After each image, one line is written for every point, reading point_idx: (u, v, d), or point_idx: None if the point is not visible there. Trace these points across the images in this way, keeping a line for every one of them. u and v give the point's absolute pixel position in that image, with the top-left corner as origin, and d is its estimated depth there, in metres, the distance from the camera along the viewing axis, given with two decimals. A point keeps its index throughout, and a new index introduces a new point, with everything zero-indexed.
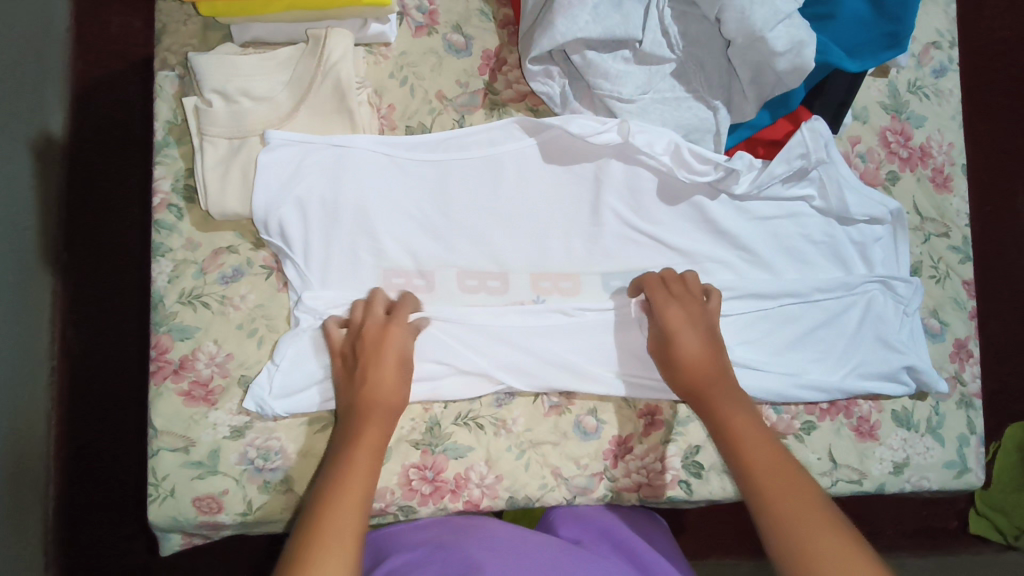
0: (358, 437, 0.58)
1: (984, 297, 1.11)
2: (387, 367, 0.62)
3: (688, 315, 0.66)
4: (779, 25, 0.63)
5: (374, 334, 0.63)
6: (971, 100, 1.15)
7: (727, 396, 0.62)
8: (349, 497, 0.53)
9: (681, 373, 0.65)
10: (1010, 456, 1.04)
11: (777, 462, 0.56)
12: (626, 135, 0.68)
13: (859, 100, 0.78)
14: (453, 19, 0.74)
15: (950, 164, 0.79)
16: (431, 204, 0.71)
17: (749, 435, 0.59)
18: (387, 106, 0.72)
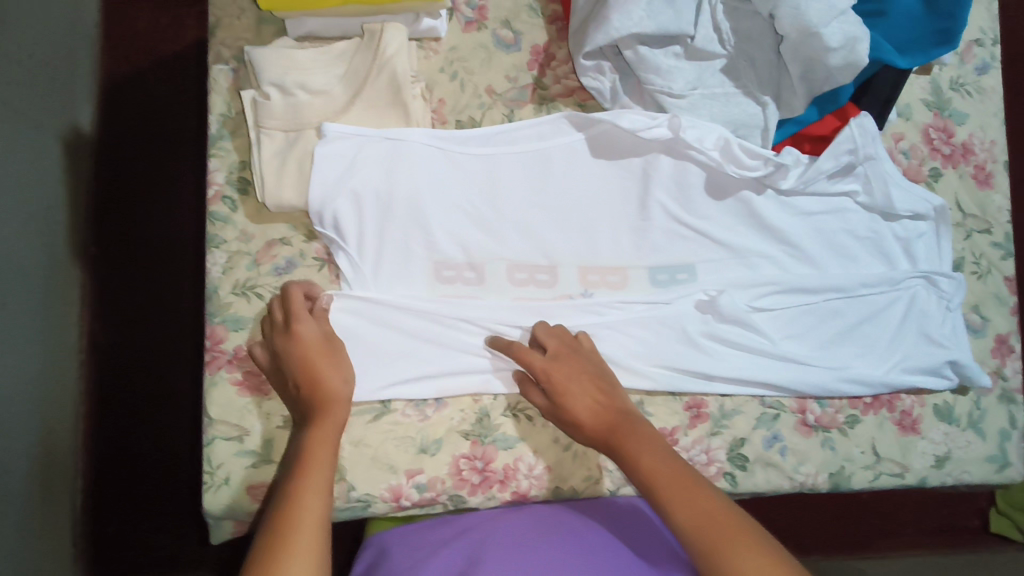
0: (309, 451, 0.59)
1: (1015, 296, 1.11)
2: (310, 363, 0.63)
3: (563, 370, 0.67)
4: (832, 21, 0.63)
5: (286, 342, 0.64)
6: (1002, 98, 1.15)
7: (632, 438, 0.63)
8: (284, 516, 0.52)
9: (586, 434, 0.66)
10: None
11: (684, 489, 0.56)
12: (676, 130, 0.69)
13: (903, 97, 0.78)
14: (502, 15, 0.75)
15: (993, 161, 0.79)
16: (481, 197, 0.71)
17: (656, 467, 0.59)
18: (438, 101, 0.73)
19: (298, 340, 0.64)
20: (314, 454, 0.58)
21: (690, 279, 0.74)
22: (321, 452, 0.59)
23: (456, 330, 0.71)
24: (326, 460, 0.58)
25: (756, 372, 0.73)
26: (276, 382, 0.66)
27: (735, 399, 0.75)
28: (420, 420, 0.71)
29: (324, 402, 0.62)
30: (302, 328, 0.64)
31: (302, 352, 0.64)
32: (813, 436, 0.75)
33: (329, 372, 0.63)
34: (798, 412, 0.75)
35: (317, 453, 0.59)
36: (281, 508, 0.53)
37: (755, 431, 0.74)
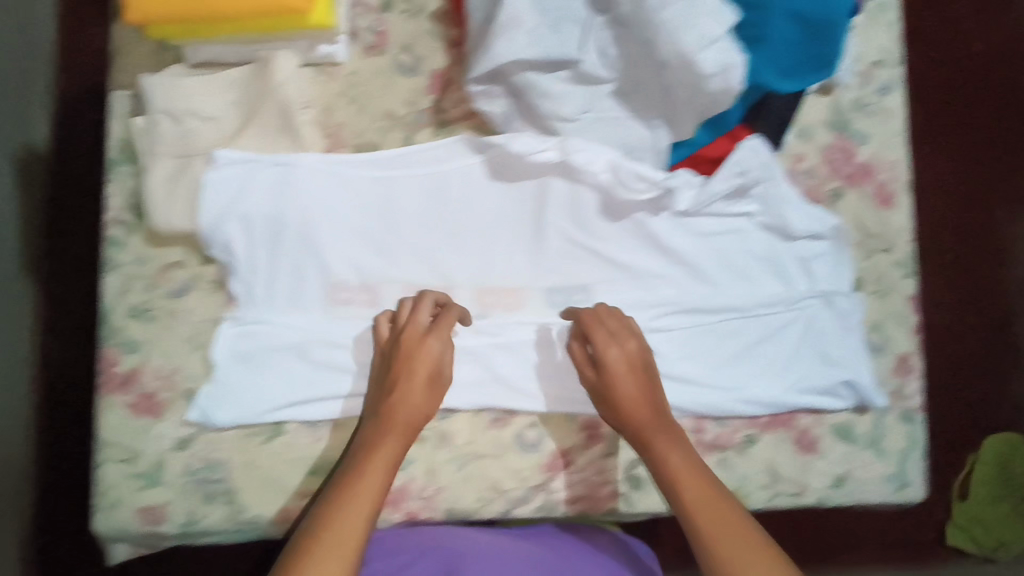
0: (371, 454, 0.61)
1: (945, 293, 1.21)
2: (411, 380, 0.65)
3: (627, 361, 0.67)
4: (708, 47, 0.62)
5: (406, 350, 0.66)
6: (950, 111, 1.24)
7: (663, 437, 0.64)
8: (348, 518, 0.56)
9: (615, 415, 0.67)
10: (987, 466, 1.16)
11: (713, 501, 0.59)
12: (564, 153, 0.70)
13: (803, 118, 0.79)
14: (403, 39, 0.75)
15: (895, 181, 0.79)
16: (377, 221, 0.72)
17: (688, 478, 0.61)
18: (336, 125, 0.73)
19: (421, 359, 0.66)
20: (371, 458, 0.61)
21: (586, 300, 0.75)
22: (379, 456, 0.61)
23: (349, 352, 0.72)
24: (383, 468, 0.61)
25: None
26: (376, 370, 0.68)
27: None
28: (312, 441, 0.72)
29: (398, 408, 0.64)
30: (428, 347, 0.67)
31: (419, 370, 0.66)
32: (710, 456, 0.76)
33: (417, 388, 0.65)
34: (695, 432, 0.76)
35: (374, 460, 0.61)
36: (334, 524, 0.56)
37: None
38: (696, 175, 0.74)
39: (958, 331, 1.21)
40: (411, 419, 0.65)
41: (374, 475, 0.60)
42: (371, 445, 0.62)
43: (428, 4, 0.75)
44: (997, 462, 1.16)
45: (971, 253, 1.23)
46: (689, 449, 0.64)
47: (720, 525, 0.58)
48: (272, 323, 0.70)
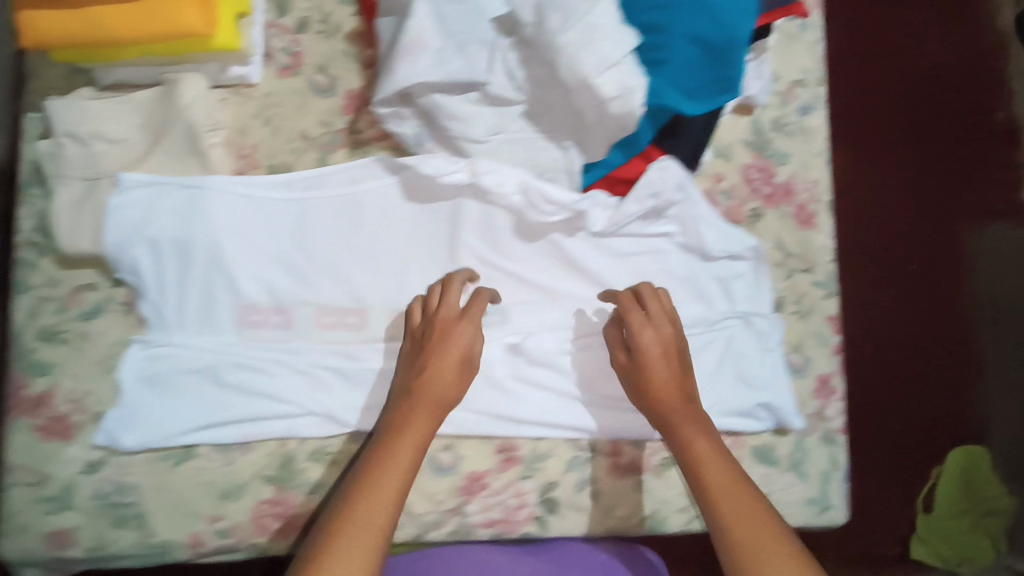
0: (405, 431, 0.63)
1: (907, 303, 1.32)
2: (445, 362, 0.67)
3: (660, 344, 0.69)
4: (607, 71, 0.62)
5: (442, 332, 0.68)
6: (892, 138, 1.38)
7: (689, 421, 0.66)
8: (376, 493, 0.58)
9: (645, 396, 0.69)
10: (953, 484, 1.15)
11: (730, 478, 0.61)
12: (474, 175, 0.70)
13: (723, 137, 0.79)
14: (318, 60, 0.75)
15: (815, 202, 0.79)
16: (289, 242, 0.72)
17: (708, 457, 0.63)
18: (250, 146, 0.74)
19: (455, 341, 0.68)
20: (404, 432, 0.63)
21: (502, 322, 0.74)
22: (412, 432, 0.63)
23: (261, 373, 0.71)
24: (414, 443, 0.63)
25: (563, 413, 0.74)
26: (407, 352, 0.70)
27: (549, 441, 0.75)
28: (224, 465, 0.71)
29: (428, 386, 0.66)
30: (461, 329, 0.69)
31: (453, 354, 0.68)
32: (626, 479, 0.76)
33: (449, 367, 0.67)
34: (611, 455, 0.76)
35: (406, 434, 0.63)
36: (365, 495, 0.57)
37: (566, 474, 0.75)
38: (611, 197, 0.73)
39: (862, 329, 1.30)
40: (443, 397, 0.66)
41: (404, 448, 0.62)
42: (405, 420, 0.64)
43: (344, 25, 0.76)
44: (962, 477, 1.16)
45: (928, 269, 1.35)
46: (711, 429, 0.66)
47: (737, 502, 0.59)
48: (182, 346, 0.70)
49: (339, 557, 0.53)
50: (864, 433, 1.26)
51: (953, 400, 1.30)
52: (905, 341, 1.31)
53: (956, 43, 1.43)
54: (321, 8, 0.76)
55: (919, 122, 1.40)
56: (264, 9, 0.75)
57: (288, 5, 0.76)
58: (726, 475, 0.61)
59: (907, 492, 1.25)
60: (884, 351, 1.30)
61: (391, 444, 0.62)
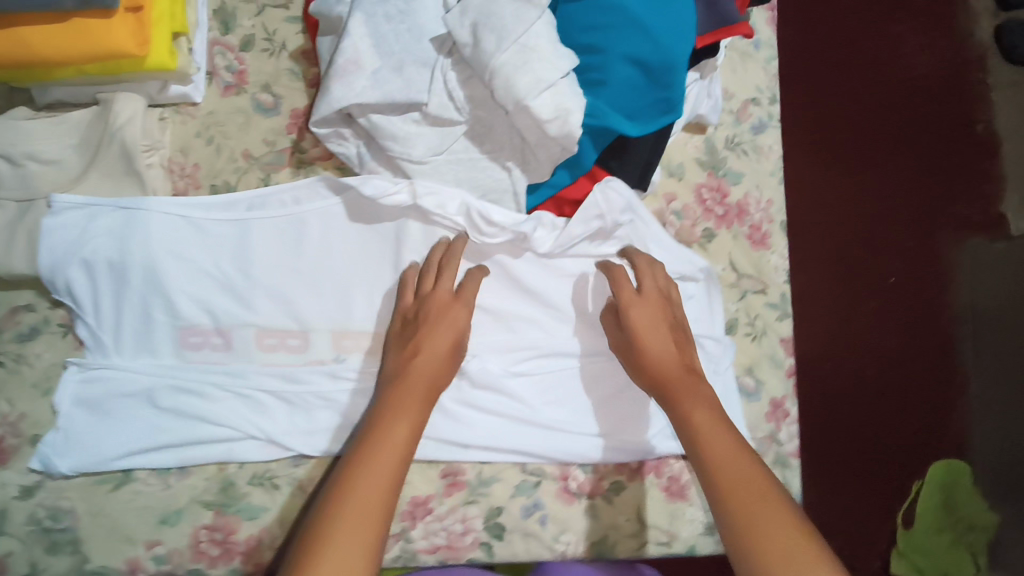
0: (398, 408, 0.61)
1: (889, 315, 1.31)
2: (439, 339, 0.66)
3: (654, 320, 0.68)
4: (543, 93, 0.60)
5: (434, 310, 0.67)
6: (866, 150, 1.38)
7: (689, 394, 0.63)
8: (371, 468, 0.55)
9: (647, 375, 0.67)
10: (931, 496, 1.17)
11: (727, 444, 0.57)
12: (414, 197, 0.68)
13: (675, 156, 0.78)
14: (262, 79, 0.75)
15: (769, 222, 0.78)
16: (230, 264, 0.71)
17: (704, 424, 0.59)
18: (192, 165, 0.73)
19: (448, 319, 0.67)
20: (397, 408, 0.61)
21: None
22: (407, 408, 0.61)
23: (198, 397, 0.70)
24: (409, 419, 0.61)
25: (510, 438, 0.72)
26: (399, 334, 0.68)
27: (495, 465, 0.74)
28: (162, 489, 0.70)
29: (421, 365, 0.65)
30: (454, 308, 0.68)
31: (448, 332, 0.67)
32: (575, 504, 0.74)
33: (440, 345, 0.66)
34: (560, 479, 0.74)
35: (399, 408, 0.61)
36: (360, 470, 0.55)
37: (513, 499, 0.73)
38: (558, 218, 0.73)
39: (843, 337, 1.28)
40: (434, 376, 0.65)
41: (398, 424, 0.60)
42: (396, 396, 0.62)
43: (289, 43, 0.75)
44: (942, 491, 1.18)
45: (911, 280, 1.33)
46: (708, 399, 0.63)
47: (733, 468, 0.55)
48: (120, 368, 0.69)
49: (340, 534, 0.50)
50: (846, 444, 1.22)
51: (934, 412, 1.29)
52: (887, 353, 1.29)
53: (934, 57, 1.44)
54: (266, 26, 0.75)
55: (898, 135, 1.40)
56: (208, 27, 0.75)
57: (232, 23, 0.75)
58: (721, 439, 0.57)
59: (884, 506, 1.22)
60: (866, 362, 1.27)
61: (385, 422, 0.60)
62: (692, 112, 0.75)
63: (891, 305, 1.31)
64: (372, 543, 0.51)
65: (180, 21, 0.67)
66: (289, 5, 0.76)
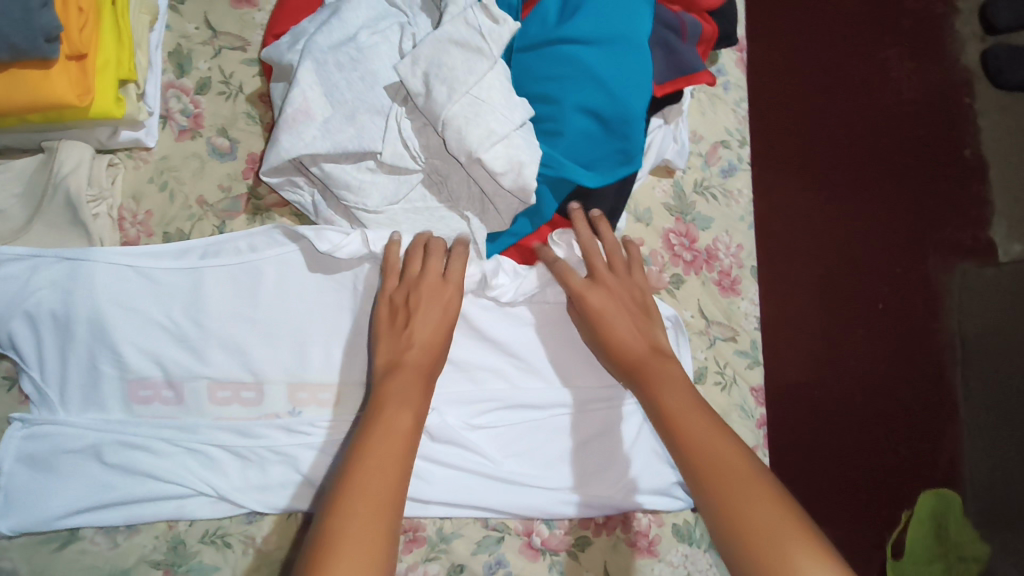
0: (392, 399, 0.55)
1: (880, 340, 1.28)
2: (433, 324, 0.61)
3: (619, 303, 0.65)
4: (495, 145, 0.59)
5: (427, 295, 0.62)
6: (848, 173, 1.36)
7: (660, 376, 0.60)
8: (375, 463, 0.50)
9: (615, 361, 0.64)
10: (922, 526, 1.12)
11: (709, 428, 0.53)
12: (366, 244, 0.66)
13: (642, 201, 0.75)
14: (218, 122, 0.73)
15: (739, 267, 0.77)
16: (182, 314, 0.68)
17: (681, 409, 0.55)
18: (144, 213, 0.71)
19: (439, 304, 0.62)
20: (388, 397, 0.56)
21: None
22: (404, 398, 0.56)
23: (148, 452, 0.68)
24: (410, 408, 0.55)
25: (473, 493, 0.69)
26: (389, 324, 0.62)
27: (456, 521, 0.70)
28: (109, 548, 0.67)
29: (416, 355, 0.59)
30: (450, 293, 0.63)
31: (441, 318, 0.62)
32: (540, 560, 0.70)
33: (435, 331, 0.61)
34: (524, 534, 0.71)
35: (392, 398, 0.55)
36: (359, 467, 0.49)
37: (475, 556, 0.69)
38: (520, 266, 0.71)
39: (834, 363, 1.24)
40: (427, 365, 0.59)
41: (398, 415, 0.54)
42: (388, 384, 0.57)
43: (246, 86, 0.74)
44: (933, 520, 1.13)
45: (904, 304, 1.31)
46: (684, 382, 0.59)
47: (716, 451, 0.51)
48: (65, 423, 0.67)
49: (352, 543, 0.44)
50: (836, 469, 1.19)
51: (925, 439, 1.26)
52: (877, 379, 1.26)
53: (921, 82, 1.43)
54: (222, 69, 0.74)
55: (886, 157, 1.38)
56: (163, 69, 0.73)
57: (188, 66, 0.73)
58: (702, 426, 0.53)
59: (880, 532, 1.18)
60: (855, 388, 1.24)
61: (381, 417, 0.54)
62: (659, 156, 0.73)
63: (882, 330, 1.29)
64: (387, 544, 0.45)
65: (127, 67, 0.66)
66: (246, 47, 0.75)
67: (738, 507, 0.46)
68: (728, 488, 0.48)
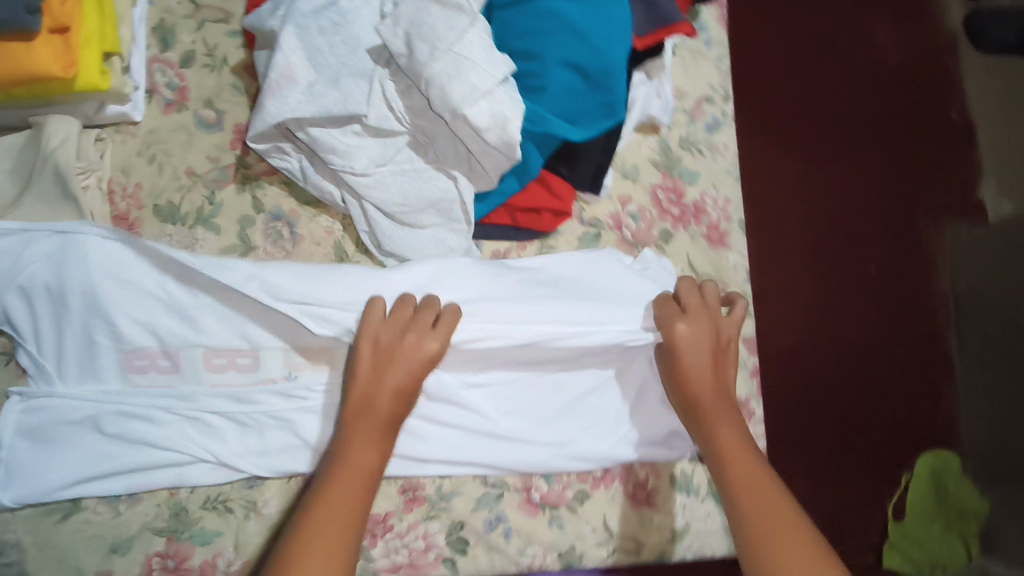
0: (356, 442, 0.59)
1: (874, 303, 1.29)
2: (406, 371, 0.62)
3: (703, 341, 0.66)
4: (479, 101, 0.60)
5: (407, 340, 0.63)
6: (837, 137, 1.36)
7: (718, 414, 0.63)
8: (328, 508, 0.53)
9: (681, 390, 0.66)
10: (922, 485, 1.17)
11: (756, 476, 0.57)
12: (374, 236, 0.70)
13: (629, 158, 0.77)
14: (204, 95, 0.73)
15: (727, 220, 0.78)
16: (177, 289, 0.69)
17: (735, 451, 0.60)
18: (133, 185, 0.71)
19: (418, 348, 0.63)
20: (353, 438, 0.59)
21: None
22: (368, 440, 0.59)
23: (147, 422, 0.68)
24: (370, 449, 0.59)
25: (472, 452, 0.70)
26: (367, 363, 0.63)
27: (455, 479, 0.71)
28: (112, 517, 0.68)
29: (382, 398, 0.61)
30: (428, 341, 0.64)
31: (416, 365, 0.63)
32: (539, 515, 0.72)
33: (404, 372, 0.62)
34: (523, 490, 0.72)
35: (356, 441, 0.59)
36: (318, 512, 0.53)
37: (474, 513, 0.70)
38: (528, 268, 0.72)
39: (827, 327, 1.25)
40: (394, 408, 0.61)
41: (362, 459, 0.58)
42: (352, 426, 0.60)
43: (231, 57, 0.74)
44: (932, 480, 1.17)
45: (898, 268, 1.32)
46: (742, 427, 0.63)
47: (762, 500, 0.55)
48: (62, 395, 0.67)
49: None
50: (830, 432, 1.20)
51: (921, 399, 1.26)
52: (871, 342, 1.27)
53: (905, 45, 1.44)
54: (206, 41, 0.74)
55: (873, 120, 1.38)
56: (147, 44, 0.73)
57: (171, 39, 0.74)
58: (754, 471, 0.58)
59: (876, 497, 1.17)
60: (849, 352, 1.25)
61: (346, 461, 0.57)
62: (643, 113, 0.75)
63: (876, 293, 1.29)
64: None
65: (111, 40, 0.66)
66: (229, 20, 0.75)
67: (772, 552, 0.51)
68: (769, 533, 0.52)
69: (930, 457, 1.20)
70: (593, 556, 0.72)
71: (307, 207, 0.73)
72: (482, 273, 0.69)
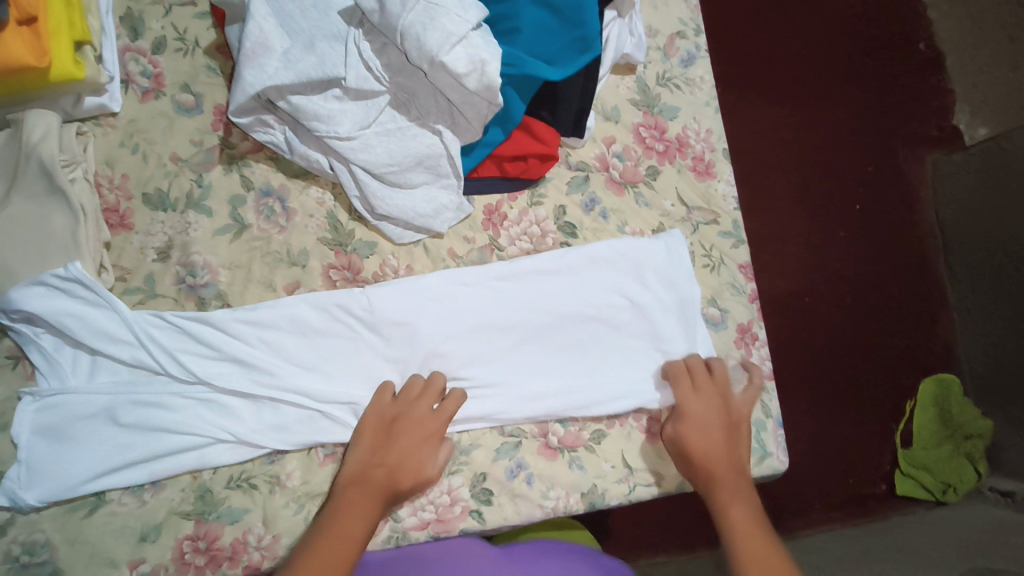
0: (346, 512, 0.61)
1: (864, 238, 1.30)
2: (404, 452, 0.66)
3: (709, 412, 0.70)
4: (455, 47, 0.60)
5: (407, 423, 0.67)
6: (808, 73, 1.37)
7: (726, 484, 0.67)
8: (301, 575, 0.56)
9: (689, 463, 0.69)
10: (926, 412, 1.20)
11: (762, 547, 0.62)
12: (369, 207, 0.71)
13: (609, 100, 0.78)
14: (180, 79, 0.73)
15: (710, 151, 0.79)
16: (186, 334, 0.69)
17: (741, 522, 0.64)
18: (121, 176, 0.71)
19: (417, 431, 0.67)
20: (343, 508, 0.62)
21: (410, 333, 0.71)
22: (359, 516, 0.62)
23: (161, 408, 0.68)
24: (359, 518, 0.61)
25: (488, 403, 0.71)
26: (374, 441, 0.67)
27: (472, 432, 0.72)
28: (138, 507, 0.67)
29: (381, 473, 0.65)
30: (431, 421, 0.68)
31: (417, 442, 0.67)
32: (559, 458, 0.72)
33: (404, 447, 0.66)
34: (540, 436, 0.73)
35: (347, 513, 0.61)
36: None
37: (496, 463, 0.71)
38: (549, 288, 0.74)
39: (819, 268, 1.27)
40: (389, 484, 0.65)
41: (352, 529, 0.60)
42: (345, 496, 0.63)
43: (202, 39, 0.74)
44: (936, 406, 1.20)
45: (886, 201, 1.32)
46: (746, 493, 0.66)
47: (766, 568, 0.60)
48: (74, 388, 0.67)
49: None
50: (833, 370, 1.22)
51: (918, 327, 1.27)
52: (865, 277, 1.28)
53: None
54: (176, 26, 0.74)
55: (844, 55, 1.39)
56: (117, 35, 0.73)
57: (141, 27, 0.74)
58: (759, 542, 0.62)
59: (882, 427, 1.21)
60: (843, 289, 1.26)
61: (335, 524, 0.60)
62: (618, 52, 0.75)
63: (862, 227, 1.30)
64: None
65: (80, 29, 0.66)
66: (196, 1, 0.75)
67: None
68: None
69: (931, 379, 1.22)
70: (627, 493, 0.72)
71: (296, 179, 0.74)
72: (501, 300, 0.73)
